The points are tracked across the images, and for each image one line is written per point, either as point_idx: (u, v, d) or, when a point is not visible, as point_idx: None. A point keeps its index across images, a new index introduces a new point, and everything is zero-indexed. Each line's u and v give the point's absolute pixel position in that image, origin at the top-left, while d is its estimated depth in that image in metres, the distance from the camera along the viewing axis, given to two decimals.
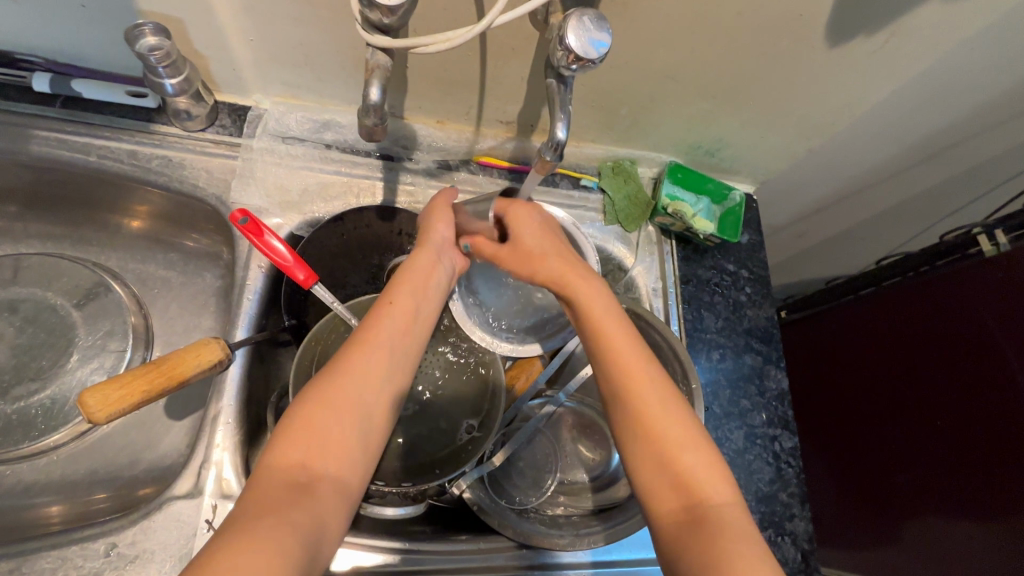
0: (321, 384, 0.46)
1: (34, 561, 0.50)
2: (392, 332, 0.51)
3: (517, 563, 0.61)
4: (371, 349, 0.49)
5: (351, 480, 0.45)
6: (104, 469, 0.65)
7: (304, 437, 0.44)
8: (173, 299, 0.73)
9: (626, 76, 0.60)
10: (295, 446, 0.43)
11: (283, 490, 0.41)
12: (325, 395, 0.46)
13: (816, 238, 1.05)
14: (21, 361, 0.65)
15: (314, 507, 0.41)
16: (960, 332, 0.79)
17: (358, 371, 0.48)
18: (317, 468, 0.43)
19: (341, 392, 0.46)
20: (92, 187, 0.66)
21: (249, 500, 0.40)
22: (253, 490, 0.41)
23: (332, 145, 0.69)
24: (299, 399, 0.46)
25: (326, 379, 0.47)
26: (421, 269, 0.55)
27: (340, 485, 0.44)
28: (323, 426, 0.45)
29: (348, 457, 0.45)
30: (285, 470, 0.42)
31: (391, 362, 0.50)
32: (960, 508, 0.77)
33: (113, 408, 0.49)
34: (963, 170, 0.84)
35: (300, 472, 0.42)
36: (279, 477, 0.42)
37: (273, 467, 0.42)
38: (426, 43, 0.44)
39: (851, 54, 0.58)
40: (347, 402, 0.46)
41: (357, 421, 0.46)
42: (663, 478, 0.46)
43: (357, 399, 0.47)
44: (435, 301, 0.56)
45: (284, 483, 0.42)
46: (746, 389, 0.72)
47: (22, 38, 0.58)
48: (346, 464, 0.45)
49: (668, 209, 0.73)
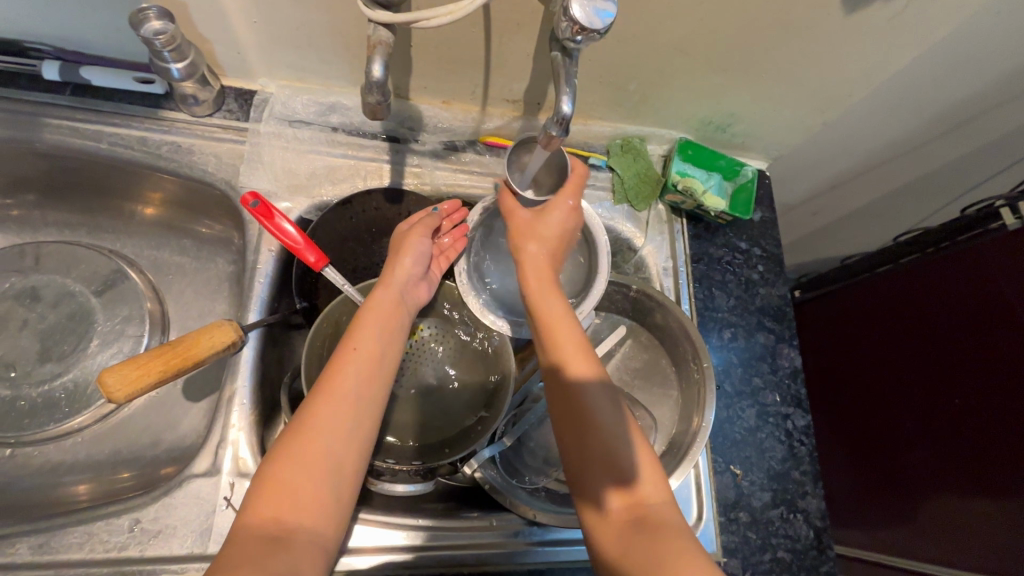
0: (286, 440, 0.47)
1: (62, 536, 0.52)
2: (355, 378, 0.51)
3: (528, 540, 0.62)
4: (335, 397, 0.49)
5: (326, 532, 0.46)
6: (126, 450, 0.66)
7: (274, 495, 0.45)
8: (188, 284, 0.75)
9: (634, 50, 0.59)
10: (266, 505, 0.44)
11: (257, 545, 0.42)
12: (292, 452, 0.46)
13: (831, 216, 1.03)
14: (44, 346, 0.67)
15: (287, 559, 0.42)
16: (979, 309, 0.77)
17: (323, 421, 0.48)
18: (290, 521, 0.44)
19: (306, 445, 0.46)
20: (106, 175, 0.67)
21: (224, 560, 0.41)
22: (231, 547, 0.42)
23: (339, 128, 0.70)
24: (266, 459, 0.46)
25: (290, 435, 0.47)
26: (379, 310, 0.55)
27: (315, 538, 0.45)
28: (290, 480, 0.45)
29: (320, 506, 0.46)
30: (258, 528, 0.43)
31: (356, 409, 0.49)
32: (977, 486, 0.77)
33: (132, 388, 0.50)
34: (986, 142, 0.82)
35: (273, 527, 0.43)
36: (253, 535, 0.43)
37: (245, 527, 0.43)
38: (428, 17, 0.43)
39: (868, 21, 0.56)
40: (316, 455, 0.46)
41: (328, 476, 0.46)
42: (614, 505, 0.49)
43: (324, 453, 0.47)
44: (396, 337, 0.56)
45: (259, 539, 0.42)
46: (759, 367, 0.72)
47: (31, 26, 0.58)
48: (321, 512, 0.46)
49: (679, 185, 0.72)
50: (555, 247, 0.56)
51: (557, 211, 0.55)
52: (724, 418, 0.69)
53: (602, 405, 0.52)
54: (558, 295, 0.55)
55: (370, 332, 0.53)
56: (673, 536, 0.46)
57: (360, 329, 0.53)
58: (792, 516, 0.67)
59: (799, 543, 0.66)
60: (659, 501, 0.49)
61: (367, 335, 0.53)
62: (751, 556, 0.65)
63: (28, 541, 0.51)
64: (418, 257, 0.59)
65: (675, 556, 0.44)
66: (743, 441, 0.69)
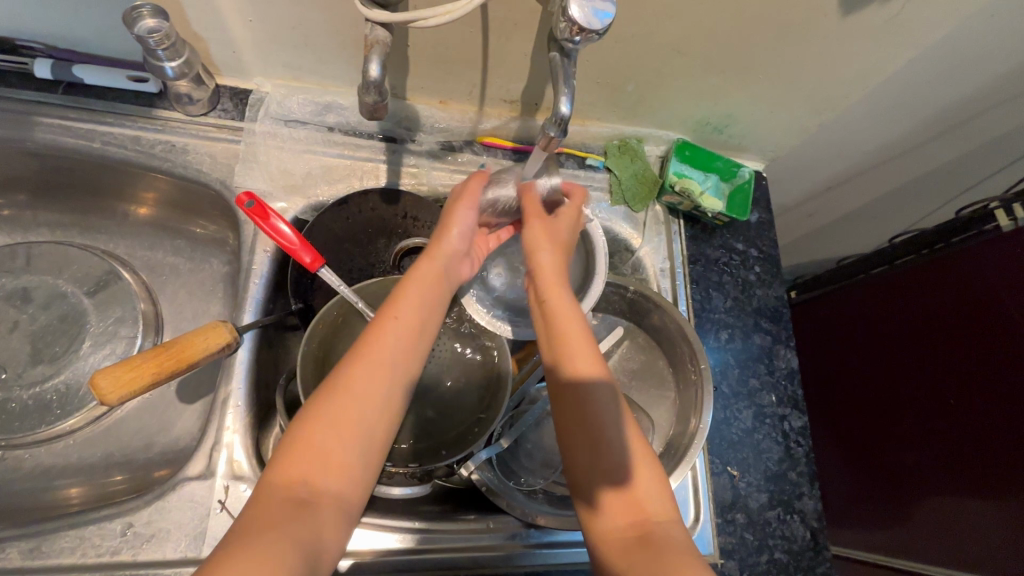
0: (319, 402, 0.47)
1: (53, 540, 0.51)
2: (394, 346, 0.51)
3: (525, 542, 0.62)
4: (372, 365, 0.49)
5: (350, 497, 0.46)
6: (118, 452, 0.66)
7: (306, 455, 0.44)
8: (182, 285, 0.74)
9: (632, 50, 0.59)
10: (295, 464, 0.44)
11: (283, 506, 0.42)
12: (325, 414, 0.46)
13: (826, 217, 1.03)
14: (35, 347, 0.66)
15: (312, 523, 0.42)
16: (972, 310, 0.78)
17: (357, 390, 0.48)
18: (317, 485, 0.44)
19: (341, 410, 0.46)
20: (98, 174, 0.66)
21: (249, 519, 0.41)
22: (258, 502, 0.42)
23: (335, 128, 0.69)
24: (297, 419, 0.46)
25: (324, 396, 0.47)
26: (420, 282, 0.54)
27: (341, 503, 0.45)
28: (322, 443, 0.45)
29: (348, 473, 0.46)
30: (286, 487, 0.43)
31: (391, 379, 0.50)
32: (972, 486, 0.77)
33: (125, 390, 0.49)
34: (979, 144, 0.82)
35: (300, 489, 0.43)
36: (279, 495, 0.42)
37: (272, 485, 0.43)
38: (426, 17, 0.43)
39: (865, 23, 0.56)
40: (348, 421, 0.46)
41: (358, 443, 0.46)
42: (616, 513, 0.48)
43: (357, 420, 0.47)
44: (437, 310, 0.55)
45: (285, 500, 0.42)
46: (756, 368, 0.72)
47: (22, 24, 0.58)
48: (347, 479, 0.46)
49: (676, 186, 0.72)
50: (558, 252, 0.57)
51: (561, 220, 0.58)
52: (721, 419, 0.69)
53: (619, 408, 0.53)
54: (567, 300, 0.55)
55: (414, 303, 0.53)
56: (674, 541, 0.46)
57: (403, 299, 0.53)
58: (789, 517, 0.67)
59: (795, 544, 0.66)
60: (662, 509, 0.49)
61: (410, 306, 0.53)
62: (749, 557, 0.65)
63: (19, 545, 0.51)
64: (461, 233, 0.57)
65: (676, 559, 0.44)
66: (740, 443, 0.69)
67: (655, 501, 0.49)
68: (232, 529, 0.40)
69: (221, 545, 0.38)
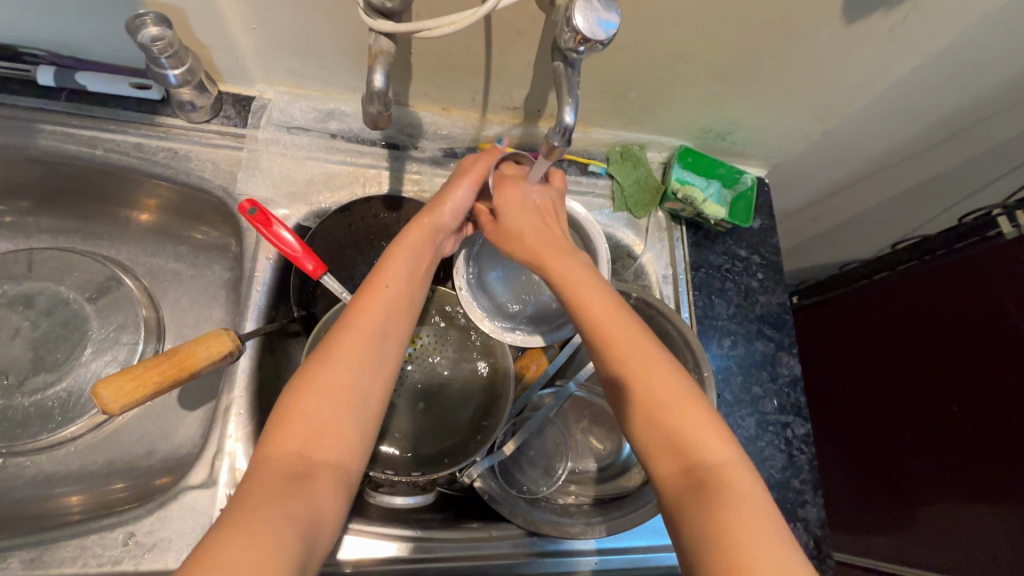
0: (308, 373, 0.46)
1: (55, 550, 0.51)
2: (383, 314, 0.50)
3: (529, 551, 0.61)
4: (356, 334, 0.48)
5: (349, 464, 0.45)
6: (120, 460, 0.66)
7: (299, 426, 0.44)
8: (184, 292, 0.74)
9: (635, 58, 0.59)
10: (288, 437, 0.44)
11: (279, 478, 0.41)
12: (314, 385, 0.45)
13: (828, 222, 1.03)
14: (37, 354, 0.66)
15: (310, 494, 0.41)
16: (976, 317, 0.77)
17: (346, 358, 0.47)
18: (314, 455, 0.43)
19: (332, 379, 0.46)
20: (101, 181, 0.66)
21: (245, 493, 0.40)
22: (253, 479, 0.41)
23: (337, 135, 0.69)
24: (286, 392, 0.46)
25: (315, 366, 0.47)
26: (408, 253, 0.54)
27: (337, 472, 0.44)
28: (314, 413, 0.45)
29: (344, 441, 0.45)
30: (281, 460, 0.42)
31: (383, 346, 0.49)
32: (976, 493, 0.77)
33: (128, 399, 0.49)
34: (982, 150, 0.82)
35: (296, 460, 0.43)
36: (274, 468, 0.42)
37: (266, 459, 0.43)
38: (430, 27, 0.43)
39: (868, 31, 0.56)
40: (338, 389, 0.46)
41: (350, 410, 0.46)
42: (666, 460, 0.44)
43: (347, 386, 0.46)
44: (424, 279, 0.55)
45: (282, 472, 0.42)
46: (758, 376, 0.72)
47: (26, 31, 0.58)
48: (344, 447, 0.45)
49: (678, 193, 0.72)
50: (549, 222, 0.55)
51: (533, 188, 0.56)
52: None
53: (656, 352, 0.48)
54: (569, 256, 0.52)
55: (398, 272, 0.53)
56: (738, 494, 0.41)
57: (389, 269, 0.53)
58: (792, 525, 0.67)
59: None
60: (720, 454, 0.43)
61: (394, 274, 0.53)
62: None
63: (20, 554, 0.50)
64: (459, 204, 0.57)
65: (735, 507, 0.40)
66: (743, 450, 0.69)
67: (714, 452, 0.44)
68: (228, 505, 0.39)
69: (217, 524, 0.38)
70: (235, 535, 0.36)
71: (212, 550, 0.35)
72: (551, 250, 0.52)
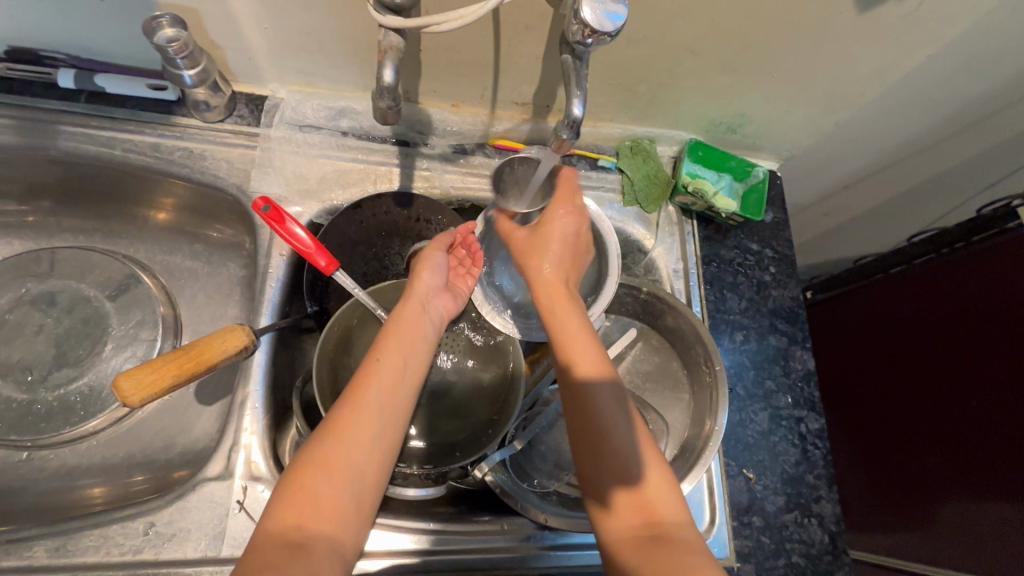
0: (312, 445, 0.47)
1: (77, 539, 0.52)
2: (379, 384, 0.51)
3: (539, 545, 0.62)
4: (360, 408, 0.49)
5: (344, 539, 0.45)
6: (140, 453, 0.67)
7: (299, 500, 0.44)
8: (200, 289, 0.75)
9: (645, 50, 0.59)
10: (290, 509, 0.44)
11: (278, 549, 0.42)
12: (317, 456, 0.46)
13: (843, 216, 1.02)
14: (59, 350, 0.68)
15: (309, 565, 0.41)
16: (995, 310, 0.76)
17: (346, 426, 0.48)
18: (311, 527, 0.44)
19: (332, 452, 0.47)
20: (120, 181, 0.68)
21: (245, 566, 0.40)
22: (253, 553, 0.42)
23: (348, 132, 0.70)
24: (292, 464, 0.47)
25: (318, 438, 0.48)
26: (405, 319, 0.57)
27: (333, 545, 0.44)
28: (314, 487, 0.45)
29: (341, 513, 0.45)
30: (280, 533, 0.43)
31: (381, 415, 0.50)
32: (999, 492, 0.75)
33: (147, 392, 0.51)
34: (1002, 140, 0.80)
35: (295, 532, 0.43)
36: (273, 540, 0.42)
37: (267, 534, 0.43)
38: (438, 22, 0.43)
39: (882, 19, 0.55)
40: (338, 459, 0.46)
41: (349, 480, 0.46)
42: (631, 523, 0.48)
43: (347, 458, 0.47)
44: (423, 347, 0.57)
45: (278, 545, 0.42)
46: (771, 370, 0.71)
47: (46, 34, 0.59)
48: (342, 519, 0.45)
49: (689, 187, 0.71)
50: (564, 258, 0.57)
51: (550, 229, 0.56)
52: (736, 421, 0.68)
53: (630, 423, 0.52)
54: (578, 315, 0.54)
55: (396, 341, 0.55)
56: (692, 555, 0.44)
57: (388, 340, 0.55)
58: (807, 520, 0.66)
59: (813, 547, 0.65)
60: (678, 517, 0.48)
61: (394, 346, 0.54)
62: (766, 561, 0.64)
63: (45, 543, 0.52)
64: (435, 271, 0.61)
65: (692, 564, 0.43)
66: (756, 445, 0.68)
67: (662, 506, 0.48)
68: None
69: None
70: None
71: None
72: (563, 303, 0.55)
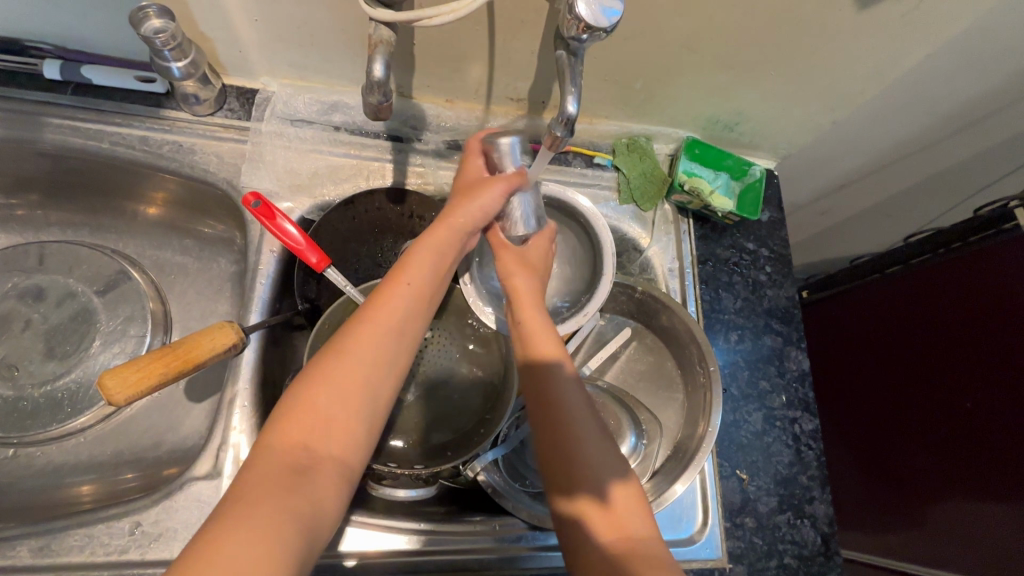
0: (327, 363, 0.46)
1: (62, 539, 0.52)
2: (400, 309, 0.50)
3: (529, 546, 0.61)
4: (379, 334, 0.48)
5: (351, 461, 0.45)
6: (128, 451, 0.66)
7: (308, 417, 0.44)
8: (191, 285, 0.74)
9: (641, 47, 0.58)
10: (298, 427, 0.43)
11: (282, 470, 0.41)
12: (331, 374, 0.45)
13: (839, 215, 1.02)
14: (46, 346, 0.67)
15: (313, 490, 0.41)
16: (990, 310, 0.76)
17: (363, 350, 0.47)
18: (320, 449, 0.43)
19: (348, 374, 0.46)
20: (108, 174, 0.67)
21: (243, 482, 0.40)
22: (255, 469, 0.41)
23: (341, 127, 0.69)
24: (304, 377, 0.46)
25: (333, 357, 0.46)
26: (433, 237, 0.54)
27: (339, 468, 0.44)
28: (324, 407, 0.44)
29: (350, 438, 0.45)
30: (287, 451, 0.42)
31: (398, 342, 0.49)
32: (991, 492, 0.75)
33: (133, 390, 0.50)
34: (999, 141, 0.80)
35: (301, 453, 0.42)
36: (279, 458, 0.42)
37: (273, 446, 0.42)
38: (430, 15, 0.42)
39: (881, 17, 0.54)
40: (351, 383, 0.45)
41: (361, 406, 0.45)
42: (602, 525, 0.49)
43: (362, 381, 0.46)
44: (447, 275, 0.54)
45: (283, 466, 0.41)
46: (766, 370, 0.71)
47: (31, 24, 0.58)
48: (351, 443, 0.45)
49: (685, 185, 0.71)
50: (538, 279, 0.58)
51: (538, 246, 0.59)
52: (730, 422, 0.68)
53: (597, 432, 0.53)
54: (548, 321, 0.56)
55: (423, 266, 0.52)
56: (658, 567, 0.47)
57: (414, 260, 0.52)
58: (799, 521, 0.66)
59: (805, 548, 0.65)
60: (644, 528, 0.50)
61: (417, 269, 0.52)
62: (758, 562, 0.64)
63: (30, 543, 0.51)
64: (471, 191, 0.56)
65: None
66: (749, 445, 0.68)
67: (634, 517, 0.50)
68: (224, 500, 0.39)
69: (213, 520, 0.38)
70: (238, 533, 0.36)
71: (204, 542, 0.36)
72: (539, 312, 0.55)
